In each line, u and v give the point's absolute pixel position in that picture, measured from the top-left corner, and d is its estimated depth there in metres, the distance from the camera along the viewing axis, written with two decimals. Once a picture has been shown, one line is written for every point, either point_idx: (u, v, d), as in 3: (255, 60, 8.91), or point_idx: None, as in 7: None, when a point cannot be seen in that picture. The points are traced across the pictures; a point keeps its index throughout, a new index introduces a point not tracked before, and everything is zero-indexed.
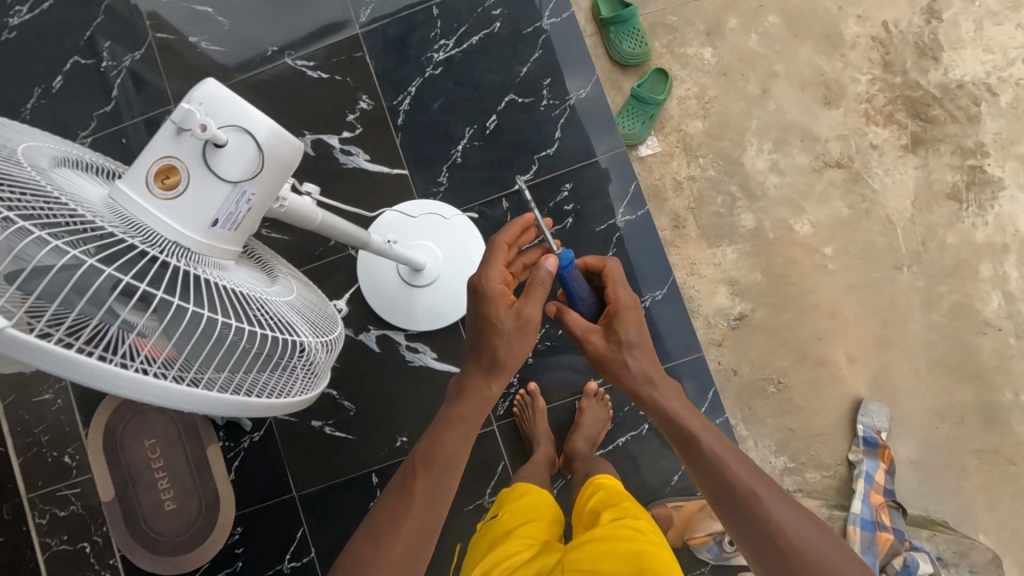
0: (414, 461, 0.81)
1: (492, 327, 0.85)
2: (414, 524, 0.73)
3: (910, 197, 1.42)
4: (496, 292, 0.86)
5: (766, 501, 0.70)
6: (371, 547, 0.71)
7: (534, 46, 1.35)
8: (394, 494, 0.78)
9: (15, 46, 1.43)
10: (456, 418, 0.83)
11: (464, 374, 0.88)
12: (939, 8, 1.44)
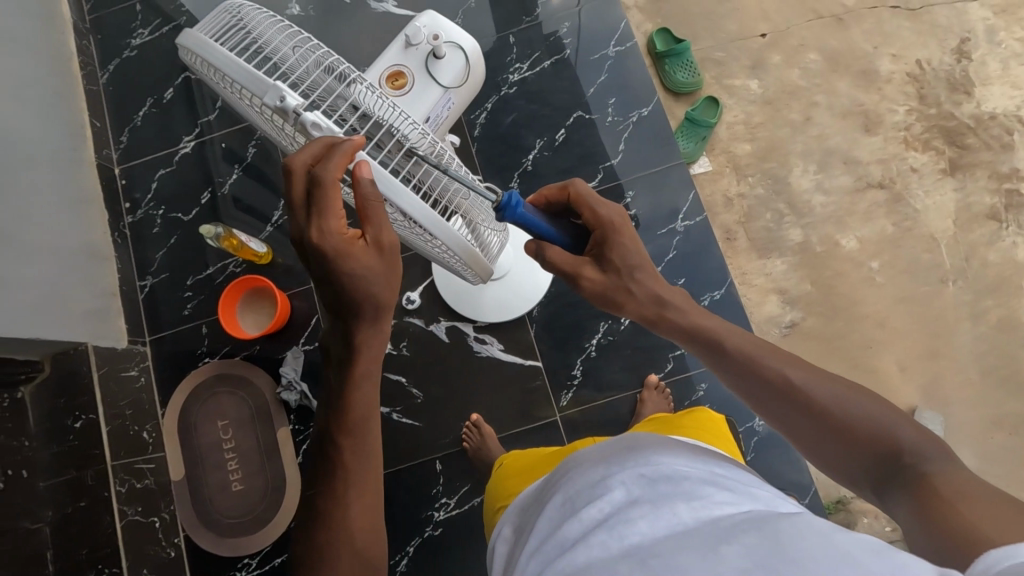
0: (330, 431, 0.77)
1: (342, 277, 0.66)
2: (358, 462, 0.77)
3: (951, 217, 1.50)
4: (339, 229, 0.65)
5: (853, 407, 0.65)
6: (340, 500, 0.75)
7: (601, 70, 1.51)
8: (328, 453, 0.77)
9: (138, 63, 1.65)
10: (348, 378, 0.75)
11: (335, 336, 0.74)
12: (967, 50, 1.58)
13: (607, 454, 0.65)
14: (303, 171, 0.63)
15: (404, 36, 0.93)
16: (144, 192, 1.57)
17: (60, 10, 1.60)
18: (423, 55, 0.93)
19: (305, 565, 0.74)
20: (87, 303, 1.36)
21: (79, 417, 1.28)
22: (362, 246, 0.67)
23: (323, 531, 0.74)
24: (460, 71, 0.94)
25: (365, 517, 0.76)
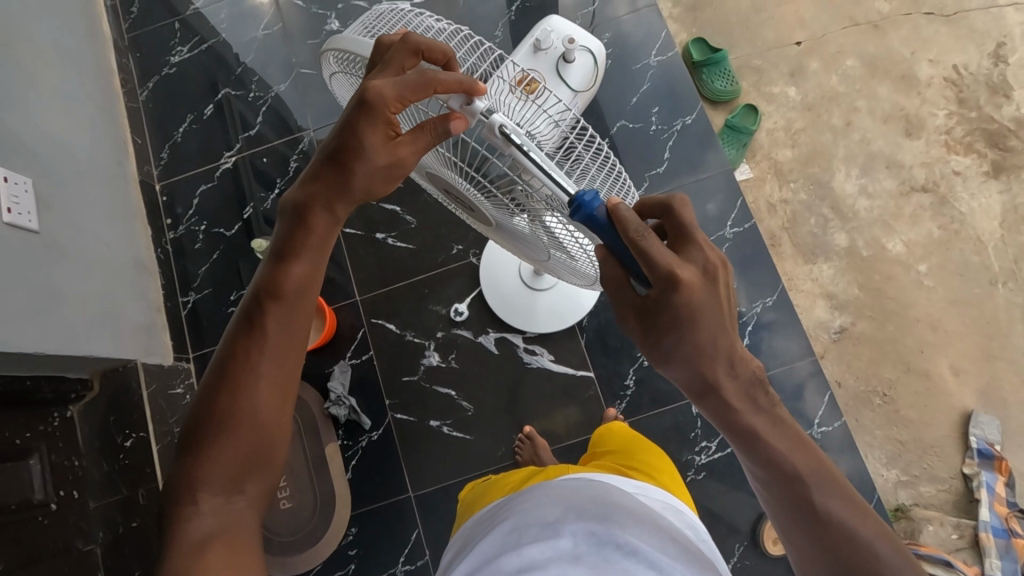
0: (261, 292, 0.66)
1: (355, 153, 0.60)
2: (281, 352, 0.65)
3: (997, 220, 1.50)
4: (382, 111, 0.58)
5: (879, 554, 0.57)
6: (248, 374, 0.63)
7: (643, 80, 1.52)
8: (249, 317, 0.66)
9: (176, 80, 1.65)
10: (300, 248, 0.66)
11: (304, 193, 0.65)
12: (1005, 53, 1.59)
13: (568, 498, 0.66)
14: (389, 47, 0.60)
15: (532, 42, 0.97)
16: (185, 208, 1.57)
17: (102, 29, 1.61)
18: (553, 59, 0.96)
19: (191, 430, 0.63)
20: (136, 319, 1.36)
21: (130, 435, 1.26)
22: (389, 133, 0.60)
23: (223, 397, 0.63)
24: (587, 74, 0.96)
25: (275, 411, 0.64)
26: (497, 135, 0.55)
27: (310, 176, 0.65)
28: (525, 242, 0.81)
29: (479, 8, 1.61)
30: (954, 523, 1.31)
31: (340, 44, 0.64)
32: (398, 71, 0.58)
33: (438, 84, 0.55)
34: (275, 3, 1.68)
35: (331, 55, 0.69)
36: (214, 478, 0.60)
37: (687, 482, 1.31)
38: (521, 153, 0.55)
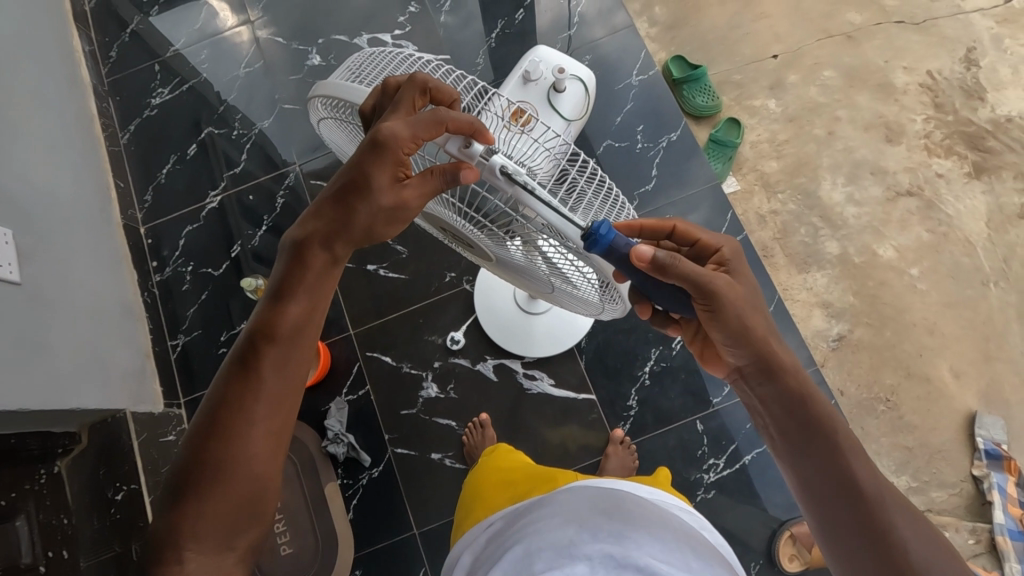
0: (255, 331, 0.65)
1: (364, 195, 0.59)
2: (276, 398, 0.65)
3: (983, 220, 1.52)
4: (395, 153, 0.56)
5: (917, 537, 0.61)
6: (240, 421, 0.63)
7: (627, 99, 1.53)
8: (243, 360, 0.65)
9: (159, 122, 1.64)
10: (301, 291, 0.65)
11: (307, 233, 0.63)
12: (976, 58, 1.63)
13: (580, 516, 0.68)
14: (397, 87, 0.59)
15: (521, 72, 0.96)
16: (172, 249, 1.54)
17: (82, 75, 1.60)
18: (544, 89, 0.96)
19: (184, 475, 0.63)
20: (125, 366, 1.33)
21: (121, 488, 1.24)
22: (398, 179, 0.58)
23: (212, 443, 0.63)
24: (579, 101, 0.97)
25: (267, 458, 0.65)
26: (498, 176, 0.53)
27: (315, 215, 0.63)
28: (527, 274, 0.81)
29: (460, 38, 1.63)
30: (969, 529, 1.31)
31: (324, 90, 0.62)
32: (407, 111, 0.57)
33: (449, 124, 0.54)
34: (256, 41, 1.68)
35: (318, 102, 0.68)
36: (209, 530, 0.62)
37: (697, 502, 1.29)
38: (526, 194, 0.54)
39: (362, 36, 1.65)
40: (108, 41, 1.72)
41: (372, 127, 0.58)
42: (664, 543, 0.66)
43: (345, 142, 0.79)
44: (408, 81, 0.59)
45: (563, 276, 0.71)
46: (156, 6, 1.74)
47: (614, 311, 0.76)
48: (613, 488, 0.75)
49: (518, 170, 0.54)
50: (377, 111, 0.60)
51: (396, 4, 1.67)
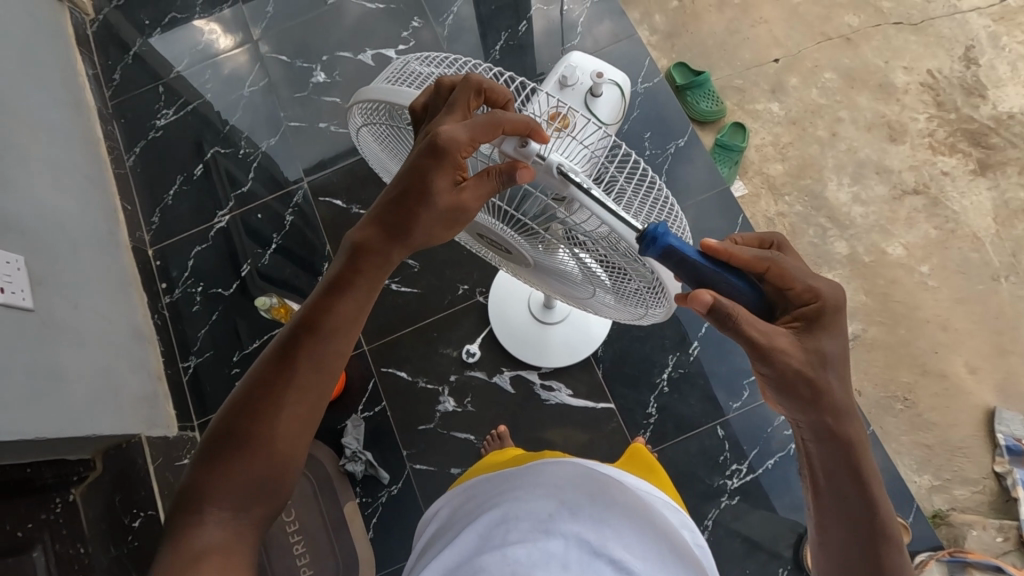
0: (299, 324, 0.65)
1: (421, 196, 0.60)
2: (310, 387, 0.64)
3: (990, 216, 1.53)
4: (453, 157, 0.57)
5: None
6: (273, 404, 0.63)
7: (632, 107, 1.54)
8: (283, 346, 0.64)
9: (164, 143, 1.64)
10: (353, 290, 0.65)
11: (365, 232, 0.64)
12: (974, 56, 1.65)
13: (563, 493, 0.66)
14: (451, 87, 0.61)
15: (558, 77, 0.96)
16: (181, 270, 1.53)
17: (86, 99, 1.60)
18: (581, 94, 0.96)
19: (211, 444, 0.63)
20: (137, 390, 1.32)
21: (138, 515, 1.22)
22: (454, 177, 0.59)
23: (243, 418, 0.62)
24: (616, 106, 0.96)
25: (290, 442, 0.63)
26: (555, 175, 0.56)
27: (372, 212, 0.64)
28: (567, 277, 0.82)
29: (463, 51, 1.64)
30: (997, 525, 1.27)
31: (370, 95, 0.65)
32: (461, 113, 0.59)
33: (506, 123, 0.57)
34: (259, 60, 1.68)
35: (361, 106, 0.71)
36: (223, 494, 0.61)
37: (722, 508, 1.28)
38: (580, 192, 0.56)
39: (366, 53, 1.66)
40: (110, 65, 1.72)
41: (426, 127, 0.60)
42: (642, 538, 0.63)
43: (384, 148, 0.82)
44: (461, 81, 0.60)
45: (605, 275, 0.73)
46: (157, 28, 1.74)
47: (656, 315, 0.76)
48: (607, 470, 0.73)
49: (573, 169, 0.56)
50: (428, 110, 0.61)
51: (398, 20, 1.68)
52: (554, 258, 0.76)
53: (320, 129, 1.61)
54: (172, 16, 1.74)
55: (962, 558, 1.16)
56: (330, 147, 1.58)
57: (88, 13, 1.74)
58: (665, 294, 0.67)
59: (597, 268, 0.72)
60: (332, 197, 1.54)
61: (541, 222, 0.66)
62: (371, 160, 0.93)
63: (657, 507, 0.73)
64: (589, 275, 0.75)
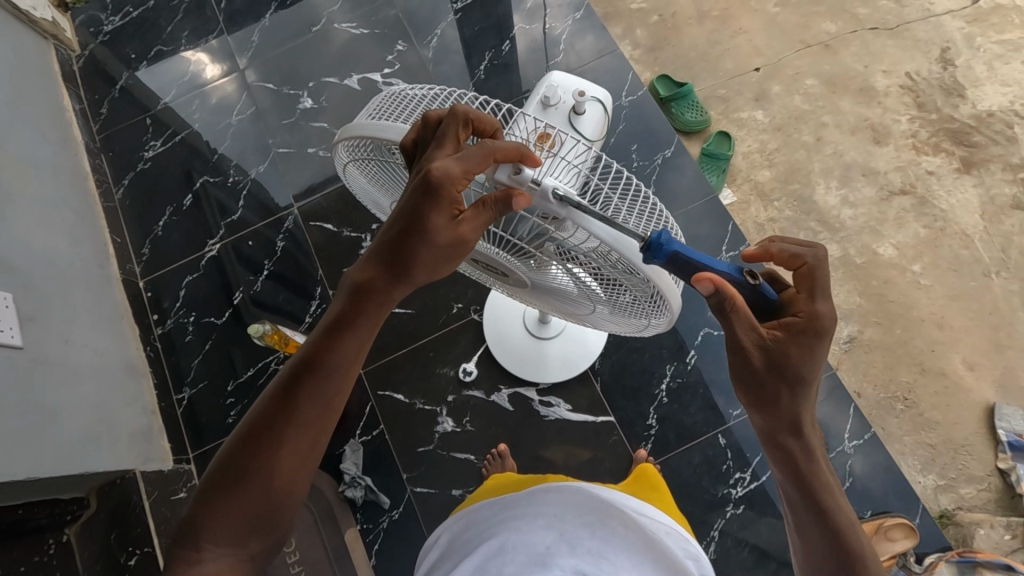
0: (301, 361, 0.64)
1: (420, 235, 0.59)
2: (311, 424, 0.63)
3: (978, 213, 1.55)
4: (449, 192, 0.57)
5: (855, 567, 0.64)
6: (273, 441, 0.62)
7: (618, 120, 1.55)
8: (283, 382, 0.64)
9: (153, 174, 1.64)
10: (355, 328, 0.64)
11: (366, 270, 0.63)
12: (951, 57, 1.68)
13: (562, 523, 0.65)
14: (438, 119, 0.60)
15: (540, 97, 0.97)
16: (173, 300, 1.52)
17: (73, 133, 1.60)
18: (564, 112, 0.96)
19: (213, 478, 0.63)
20: (132, 425, 1.30)
21: (133, 552, 1.17)
22: (452, 213, 0.58)
23: (244, 452, 0.62)
24: (601, 124, 0.96)
25: (289, 478, 0.62)
26: (551, 200, 0.56)
27: (372, 249, 0.63)
28: (565, 296, 0.82)
29: (448, 72, 1.65)
30: (1004, 523, 1.25)
31: (355, 131, 0.64)
32: (453, 146, 0.59)
33: (499, 154, 0.57)
34: (246, 89, 1.69)
35: (345, 143, 0.70)
36: (224, 527, 0.61)
37: (728, 518, 1.26)
38: (578, 213, 0.56)
39: (352, 78, 1.67)
40: (97, 99, 1.72)
41: (419, 164, 0.59)
42: (643, 569, 0.62)
43: (370, 180, 0.81)
44: (449, 113, 0.60)
45: (604, 291, 0.72)
46: (143, 61, 1.75)
47: (658, 326, 0.75)
48: (608, 497, 0.71)
49: (568, 190, 0.56)
50: (419, 144, 0.61)
51: (383, 44, 1.70)
52: (551, 277, 0.76)
53: (309, 154, 1.61)
54: (158, 48, 1.76)
55: (973, 557, 1.14)
56: (319, 171, 1.59)
57: (74, 49, 1.76)
58: (665, 304, 0.67)
59: (597, 284, 0.71)
60: (323, 221, 1.53)
61: (537, 243, 0.66)
62: (356, 191, 0.92)
63: (660, 535, 0.71)
64: (588, 292, 0.75)
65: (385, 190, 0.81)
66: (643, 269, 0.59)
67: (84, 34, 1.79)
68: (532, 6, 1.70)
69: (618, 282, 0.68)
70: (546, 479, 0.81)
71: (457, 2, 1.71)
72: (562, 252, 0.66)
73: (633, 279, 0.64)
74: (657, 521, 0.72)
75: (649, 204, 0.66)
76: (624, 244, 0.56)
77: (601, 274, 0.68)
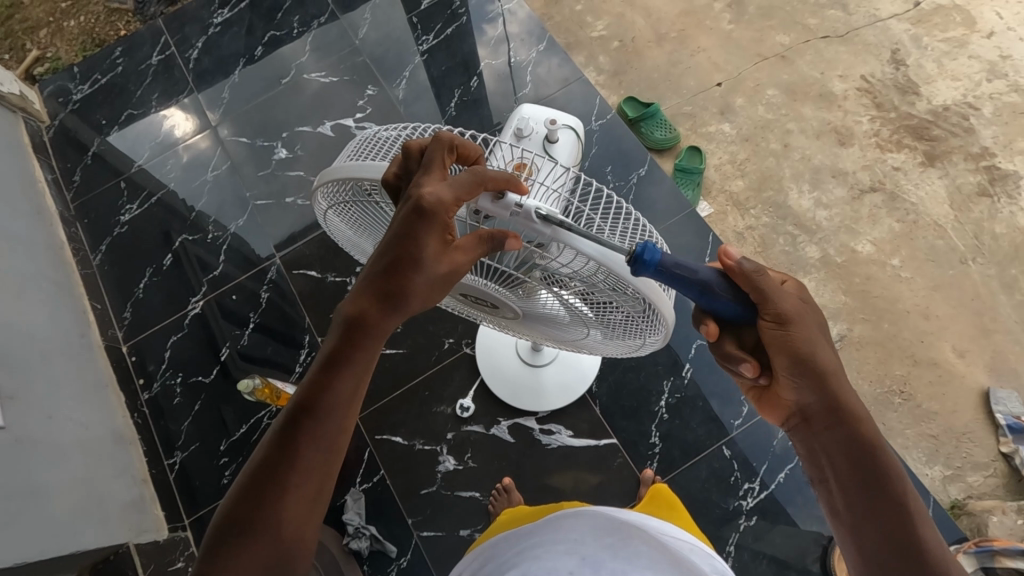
0: (296, 407, 0.62)
1: (412, 265, 0.59)
2: (313, 470, 0.62)
3: (946, 203, 1.59)
4: (439, 218, 0.57)
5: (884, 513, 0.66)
6: (276, 490, 0.60)
7: (591, 144, 1.58)
8: (280, 429, 0.62)
9: (131, 237, 1.62)
10: (349, 368, 0.63)
11: (357, 303, 0.62)
12: (901, 58, 1.75)
13: (583, 547, 0.63)
14: (422, 150, 0.61)
15: (512, 130, 0.99)
16: (158, 363, 1.49)
17: (47, 204, 1.59)
18: (538, 141, 0.99)
19: (216, 537, 0.60)
20: (122, 496, 1.26)
21: None
22: (443, 241, 0.59)
23: (247, 504, 0.60)
24: (574, 148, 1.01)
25: (299, 526, 0.60)
26: (535, 221, 0.57)
27: (362, 282, 0.62)
28: (557, 322, 0.82)
29: (419, 110, 1.67)
30: (1016, 509, 1.24)
31: (335, 174, 0.65)
32: (439, 173, 0.59)
33: (487, 181, 0.57)
34: (220, 144, 1.70)
35: (324, 188, 0.71)
36: None
37: (742, 531, 1.24)
38: (564, 231, 0.56)
39: (326, 125, 1.69)
40: (70, 167, 1.71)
41: (406, 193, 0.59)
42: None
43: (351, 225, 0.82)
44: (434, 142, 0.60)
45: (594, 312, 0.72)
46: (114, 126, 1.75)
47: (653, 344, 0.75)
48: (630, 515, 0.69)
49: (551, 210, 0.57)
50: (403, 175, 0.61)
51: (354, 90, 1.72)
52: (541, 304, 0.76)
53: (287, 203, 1.61)
54: (128, 113, 1.76)
55: (989, 545, 1.12)
56: (299, 220, 1.59)
57: (43, 120, 1.76)
58: (658, 319, 0.67)
59: (589, 307, 0.71)
60: (307, 268, 1.53)
61: (525, 269, 0.66)
62: (337, 237, 0.92)
63: (685, 553, 0.67)
64: (580, 315, 0.75)
65: (366, 233, 0.81)
66: (633, 283, 0.59)
67: (53, 105, 1.79)
68: (496, 42, 1.74)
69: (607, 303, 0.68)
70: (563, 506, 0.79)
71: (423, 43, 1.75)
72: (548, 277, 0.67)
73: (625, 297, 0.65)
74: (681, 538, 0.69)
75: (633, 221, 0.67)
76: (612, 258, 0.57)
77: (587, 296, 0.68)
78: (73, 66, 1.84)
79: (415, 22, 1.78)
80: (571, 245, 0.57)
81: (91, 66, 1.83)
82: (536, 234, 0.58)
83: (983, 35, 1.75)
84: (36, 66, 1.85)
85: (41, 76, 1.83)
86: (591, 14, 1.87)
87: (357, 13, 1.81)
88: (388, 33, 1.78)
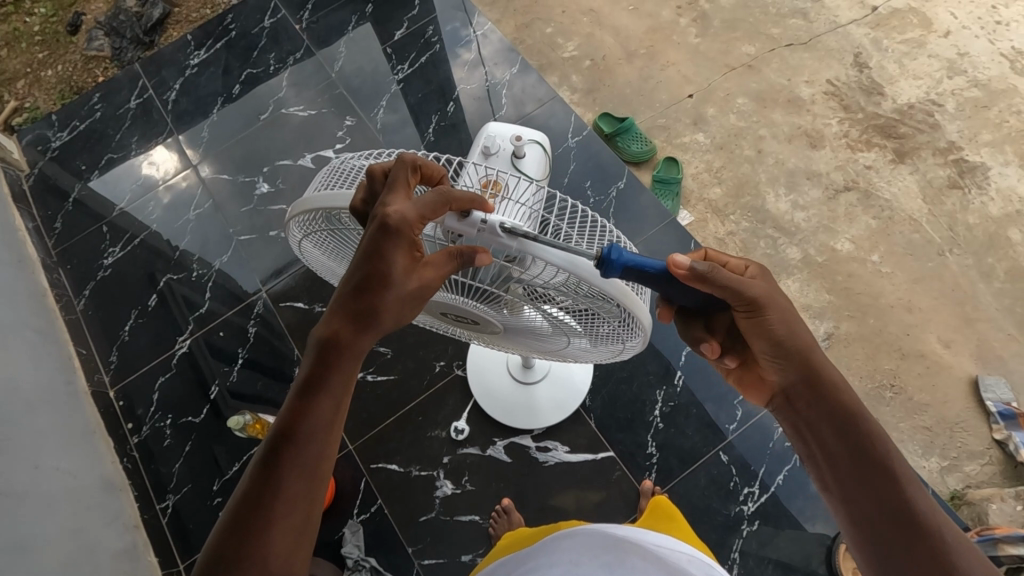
0: (276, 437, 0.62)
1: (383, 283, 0.59)
2: (297, 499, 0.61)
3: (919, 197, 1.62)
4: (405, 234, 0.58)
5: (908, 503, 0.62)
6: (261, 522, 0.59)
7: (570, 161, 1.61)
8: (261, 460, 0.61)
9: (115, 280, 1.61)
10: (327, 392, 0.62)
11: (331, 324, 0.62)
12: (864, 60, 1.80)
13: (579, 569, 0.63)
14: (384, 171, 0.63)
15: (481, 147, 1.05)
16: (147, 406, 1.46)
17: (28, 253, 1.58)
18: (505, 157, 1.06)
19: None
20: (113, 545, 1.23)
21: None
22: (413, 256, 0.60)
23: (231, 541, 0.59)
24: (541, 162, 1.08)
25: (287, 558, 0.59)
26: (501, 234, 0.58)
27: (334, 303, 0.62)
28: (537, 334, 0.82)
29: (398, 138, 1.70)
30: (1014, 495, 1.23)
31: (306, 205, 0.66)
32: (404, 191, 0.61)
33: (453, 201, 0.58)
34: (201, 183, 1.71)
35: (297, 219, 0.72)
36: None
37: (745, 537, 1.23)
38: (530, 243, 0.58)
39: (306, 157, 1.71)
40: (50, 215, 1.71)
41: (373, 213, 0.60)
42: None
43: (327, 254, 0.83)
44: (397, 162, 0.62)
45: (575, 324, 0.73)
46: (95, 171, 1.76)
47: (634, 348, 0.76)
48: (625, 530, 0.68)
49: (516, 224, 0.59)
50: (369, 199, 0.62)
51: (332, 122, 1.74)
52: (522, 318, 0.77)
53: (271, 236, 1.61)
54: (108, 157, 1.77)
55: (991, 533, 1.13)
56: (284, 253, 1.59)
57: (23, 169, 1.76)
58: (636, 324, 0.68)
59: (569, 320, 0.72)
60: (294, 300, 1.53)
61: (502, 284, 0.67)
62: (317, 269, 0.92)
63: (683, 565, 0.65)
64: (562, 327, 0.75)
65: (341, 261, 0.82)
66: (609, 290, 0.61)
67: (32, 153, 1.80)
68: (471, 66, 1.78)
69: (590, 316, 0.70)
70: (560, 527, 0.79)
71: (398, 73, 1.78)
72: (531, 293, 0.68)
73: (603, 309, 0.66)
74: (678, 550, 0.66)
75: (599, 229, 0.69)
76: (579, 264, 0.58)
77: (570, 310, 0.70)
78: (51, 114, 1.85)
79: (390, 53, 1.81)
80: (539, 257, 0.59)
81: (68, 113, 1.84)
82: (506, 249, 0.60)
83: (940, 35, 1.81)
84: (14, 117, 1.86)
85: (19, 126, 1.84)
86: (562, 35, 1.92)
87: (332, 47, 1.84)
88: (363, 65, 1.81)
